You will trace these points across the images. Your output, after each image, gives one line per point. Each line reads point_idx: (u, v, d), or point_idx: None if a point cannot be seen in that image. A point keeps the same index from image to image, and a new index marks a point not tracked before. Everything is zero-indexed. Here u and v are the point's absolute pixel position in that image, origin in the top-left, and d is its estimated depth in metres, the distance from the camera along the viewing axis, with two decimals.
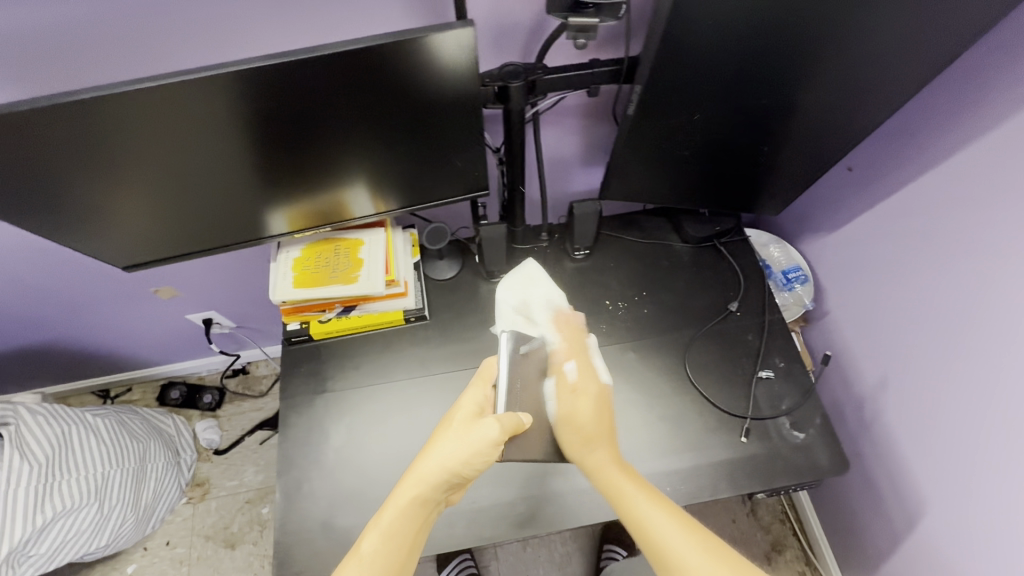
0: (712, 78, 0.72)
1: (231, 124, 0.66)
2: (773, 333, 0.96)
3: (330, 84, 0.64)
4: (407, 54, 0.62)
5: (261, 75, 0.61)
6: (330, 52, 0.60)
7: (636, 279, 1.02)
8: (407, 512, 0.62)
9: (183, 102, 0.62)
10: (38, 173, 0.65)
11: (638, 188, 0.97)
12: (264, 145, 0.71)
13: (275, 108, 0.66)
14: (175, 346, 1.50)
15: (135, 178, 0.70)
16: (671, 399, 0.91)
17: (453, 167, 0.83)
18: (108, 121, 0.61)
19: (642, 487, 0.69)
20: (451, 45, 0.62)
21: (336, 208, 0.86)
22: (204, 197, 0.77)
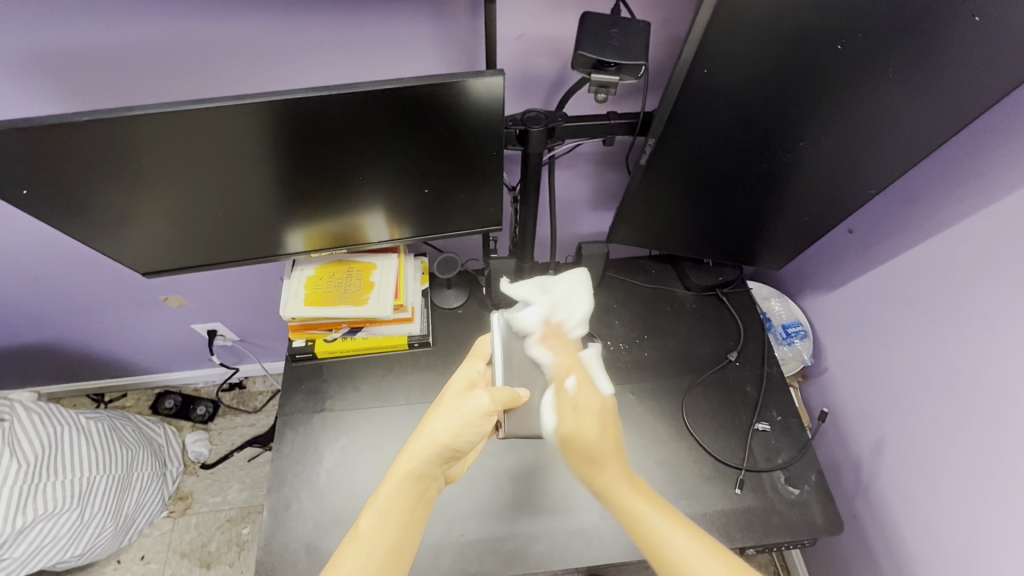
0: (721, 136, 0.76)
1: (268, 146, 0.70)
2: (771, 385, 0.97)
3: (364, 117, 0.68)
4: (440, 97, 0.67)
5: (302, 103, 0.65)
6: (369, 89, 0.64)
7: (638, 322, 1.04)
8: (401, 487, 0.61)
9: (227, 123, 0.66)
10: (79, 175, 0.68)
11: (646, 234, 1.00)
12: (296, 168, 0.74)
13: (311, 135, 0.69)
14: (175, 355, 1.50)
15: (171, 190, 0.74)
16: (666, 444, 0.91)
17: (469, 201, 0.86)
18: (155, 135, 0.65)
19: (659, 505, 0.63)
20: (483, 89, 0.66)
21: (354, 232, 0.89)
22: (231, 211, 0.80)
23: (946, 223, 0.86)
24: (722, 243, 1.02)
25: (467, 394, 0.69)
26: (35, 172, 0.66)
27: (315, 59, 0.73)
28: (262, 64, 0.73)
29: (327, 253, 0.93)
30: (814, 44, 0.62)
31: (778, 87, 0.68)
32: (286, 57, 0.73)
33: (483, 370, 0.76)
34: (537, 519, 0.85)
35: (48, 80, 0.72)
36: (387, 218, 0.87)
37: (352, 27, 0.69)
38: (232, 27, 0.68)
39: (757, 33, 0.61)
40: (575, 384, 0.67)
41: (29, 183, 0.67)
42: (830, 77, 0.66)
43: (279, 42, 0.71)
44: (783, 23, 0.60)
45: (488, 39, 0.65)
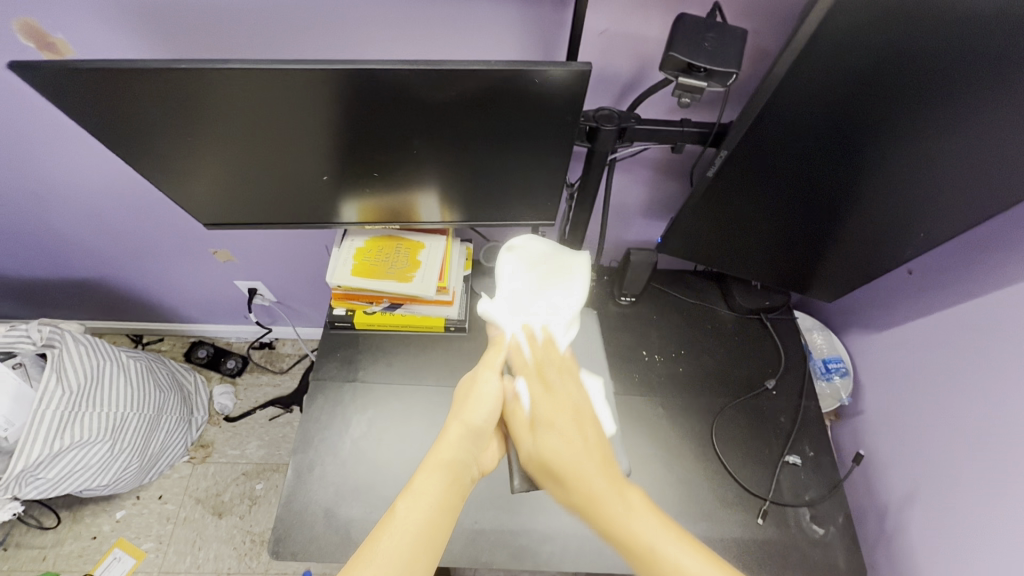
0: (798, 156, 0.73)
1: (341, 114, 0.70)
2: (807, 419, 0.93)
3: (442, 96, 0.68)
4: (517, 85, 0.66)
5: (381, 75, 0.65)
6: (450, 68, 0.64)
7: (676, 336, 1.02)
8: (436, 479, 0.60)
9: (307, 86, 0.66)
10: (161, 121, 0.71)
11: (697, 247, 0.98)
12: (364, 139, 0.75)
13: (384, 105, 0.69)
14: (214, 308, 1.55)
15: (244, 145, 0.75)
16: (691, 464, 0.89)
17: (525, 193, 0.86)
18: (242, 89, 0.66)
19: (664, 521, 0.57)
20: (567, 81, 0.65)
21: (407, 209, 0.90)
22: (294, 174, 0.82)
23: (1017, 275, 0.81)
24: (772, 268, 0.99)
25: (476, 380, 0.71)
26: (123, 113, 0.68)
27: (396, 33, 0.74)
28: (345, 33, 0.74)
29: (376, 227, 0.94)
30: (928, 72, 0.58)
31: (874, 114, 0.64)
32: (369, 28, 0.73)
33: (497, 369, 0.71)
34: (551, 518, 0.85)
35: (142, 30, 0.74)
36: (439, 200, 0.88)
37: (437, 5, 0.70)
38: None
39: (854, 56, 0.58)
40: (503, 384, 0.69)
41: (115, 121, 0.70)
42: (932, 110, 0.62)
43: (361, 11, 0.71)
44: (899, 46, 0.56)
45: (574, 31, 0.64)
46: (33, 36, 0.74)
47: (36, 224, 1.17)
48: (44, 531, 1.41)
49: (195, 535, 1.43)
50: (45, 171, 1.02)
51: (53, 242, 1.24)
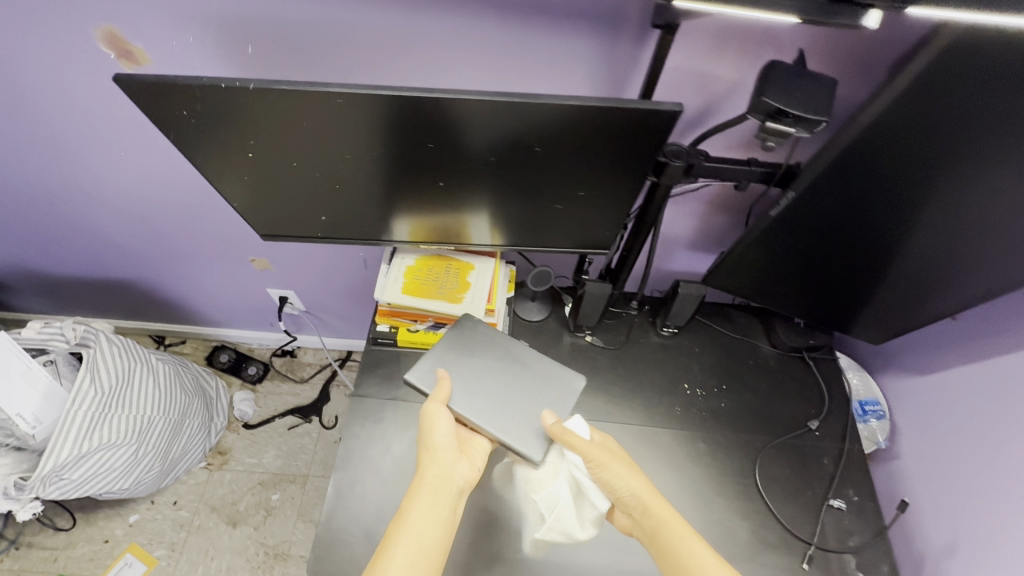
0: (858, 201, 0.73)
1: (412, 140, 0.70)
2: (850, 462, 0.92)
3: (520, 128, 0.67)
4: (597, 120, 0.64)
5: (460, 105, 0.64)
6: (532, 101, 0.62)
7: (717, 370, 1.01)
8: (425, 512, 0.71)
9: (382, 111, 0.65)
10: (231, 142, 0.70)
11: (744, 283, 0.98)
12: (425, 166, 0.75)
13: (456, 133, 0.69)
14: (241, 314, 1.55)
15: (307, 166, 0.75)
16: (732, 503, 0.88)
17: (578, 221, 0.85)
18: (313, 115, 0.65)
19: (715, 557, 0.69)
20: (655, 120, 0.64)
21: (457, 229, 0.90)
22: (352, 193, 0.81)
23: None
24: (818, 305, 0.98)
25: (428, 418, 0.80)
26: (197, 134, 0.67)
27: (468, 61, 0.75)
28: (418, 57, 0.75)
29: (424, 247, 0.94)
30: (1003, 137, 0.58)
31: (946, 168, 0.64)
32: (442, 53, 0.74)
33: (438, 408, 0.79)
34: (591, 551, 0.83)
35: (217, 44, 0.75)
36: (490, 223, 0.88)
37: (514, 36, 0.71)
38: (407, 19, 0.70)
39: (943, 101, 0.58)
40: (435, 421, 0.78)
41: None
42: (1002, 169, 0.62)
43: (436, 39, 0.73)
44: (980, 105, 0.56)
45: (653, 68, 0.64)
46: (115, 45, 0.76)
47: (79, 224, 1.18)
48: (56, 532, 1.39)
49: (208, 544, 1.41)
50: (97, 173, 1.02)
51: (93, 242, 1.25)
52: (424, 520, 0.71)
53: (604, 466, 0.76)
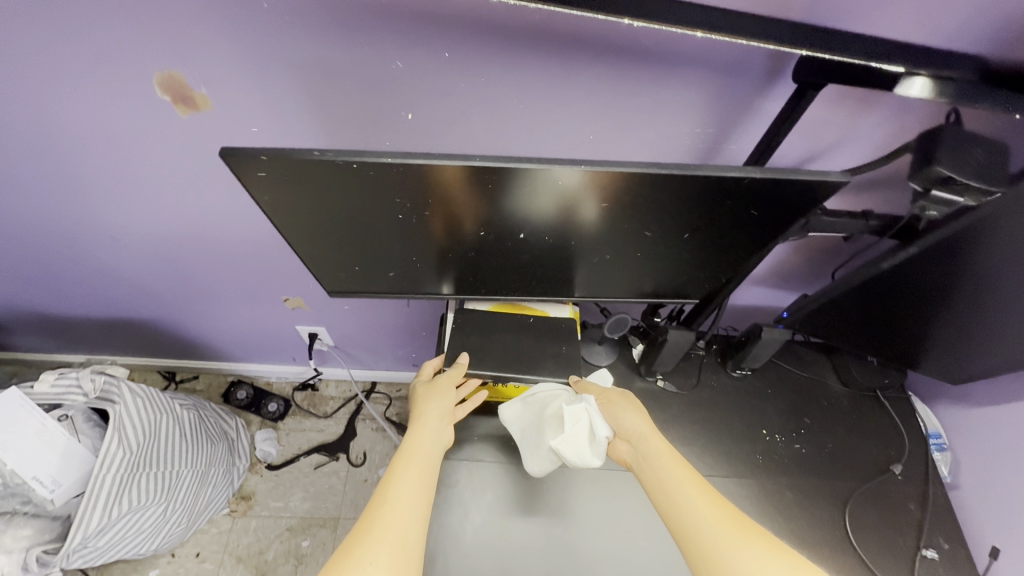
0: (987, 264, 0.69)
1: (520, 204, 0.63)
2: (937, 509, 0.90)
3: (648, 194, 0.61)
4: (720, 186, 0.59)
5: (561, 176, 0.57)
6: (651, 169, 0.56)
7: (794, 413, 0.98)
8: (425, 463, 0.70)
9: (495, 178, 0.58)
10: (305, 207, 0.63)
11: (827, 326, 0.95)
12: (495, 232, 0.69)
13: (567, 199, 0.62)
14: (263, 350, 1.46)
15: (393, 226, 0.68)
16: (827, 558, 0.84)
17: (668, 275, 0.80)
18: (416, 182, 0.59)
19: (699, 483, 0.65)
20: (803, 187, 0.59)
21: (527, 285, 0.83)
22: (422, 253, 0.74)
23: None
24: (909, 359, 0.94)
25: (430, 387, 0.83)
26: (275, 194, 0.60)
27: (565, 109, 0.69)
28: (506, 105, 0.69)
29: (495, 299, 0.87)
30: None
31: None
32: (536, 100, 0.68)
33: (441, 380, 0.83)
34: None
35: (287, 87, 0.68)
36: (567, 278, 0.81)
37: (623, 84, 0.66)
38: (502, 67, 0.64)
39: None
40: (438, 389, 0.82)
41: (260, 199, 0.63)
42: None
43: (534, 87, 0.67)
44: None
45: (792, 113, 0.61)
46: (174, 89, 0.69)
47: (97, 266, 1.08)
48: None
49: None
50: (125, 217, 0.93)
51: (110, 283, 1.15)
52: (415, 464, 0.70)
53: (613, 398, 0.81)
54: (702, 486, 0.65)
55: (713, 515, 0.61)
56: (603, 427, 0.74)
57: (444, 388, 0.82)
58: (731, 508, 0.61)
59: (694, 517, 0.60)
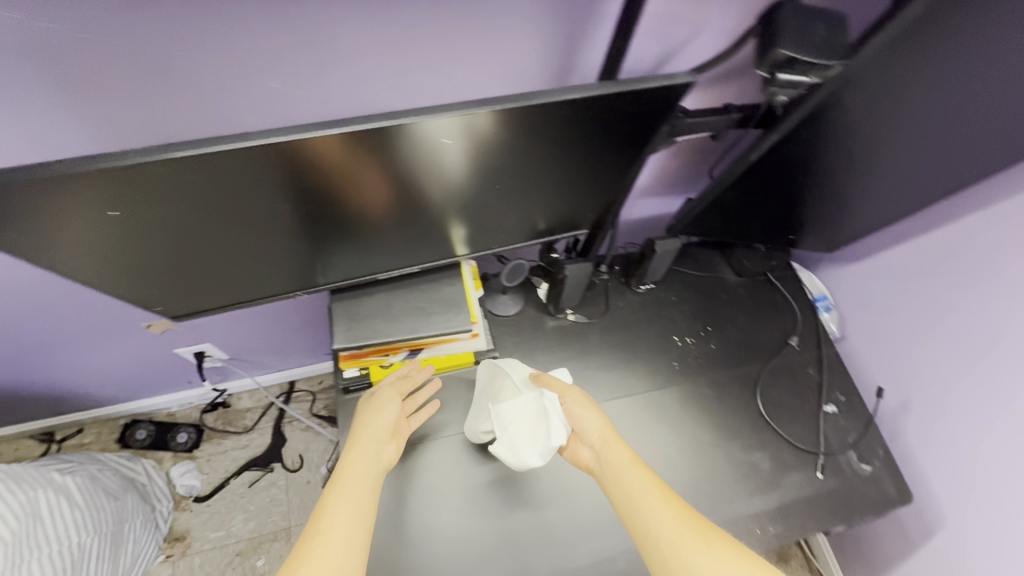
0: (835, 130, 0.70)
1: (365, 171, 0.58)
2: (831, 367, 0.99)
3: (492, 135, 0.57)
4: (565, 113, 0.56)
5: (395, 133, 0.53)
6: (483, 106, 0.53)
7: (699, 313, 1.01)
8: (363, 487, 0.64)
9: (326, 149, 0.53)
10: (109, 225, 0.54)
11: (713, 225, 0.96)
12: (346, 211, 0.64)
13: (413, 156, 0.58)
14: (148, 383, 1.29)
15: (232, 225, 0.60)
16: (746, 438, 0.91)
17: (548, 214, 0.77)
18: (236, 169, 0.52)
19: (659, 485, 0.66)
20: (646, 102, 0.58)
21: (408, 257, 0.77)
22: (274, 251, 0.67)
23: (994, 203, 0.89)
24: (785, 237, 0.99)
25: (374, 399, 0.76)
26: (64, 217, 0.50)
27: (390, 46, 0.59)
28: None
29: (373, 279, 0.78)
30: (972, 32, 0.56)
31: (935, 74, 0.61)
32: None
33: (385, 391, 0.77)
34: None
35: None
36: (442, 237, 0.75)
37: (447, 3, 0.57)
38: None
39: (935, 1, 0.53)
40: (383, 401, 0.75)
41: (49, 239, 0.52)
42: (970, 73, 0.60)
43: None
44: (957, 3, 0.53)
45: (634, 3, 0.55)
46: None
47: None
48: None
49: None
50: None
51: None
52: (355, 491, 0.63)
53: (574, 396, 0.77)
54: (662, 488, 0.66)
55: (674, 519, 0.62)
56: (556, 432, 0.73)
57: (388, 398, 0.76)
58: (690, 509, 0.63)
59: (657, 524, 0.62)
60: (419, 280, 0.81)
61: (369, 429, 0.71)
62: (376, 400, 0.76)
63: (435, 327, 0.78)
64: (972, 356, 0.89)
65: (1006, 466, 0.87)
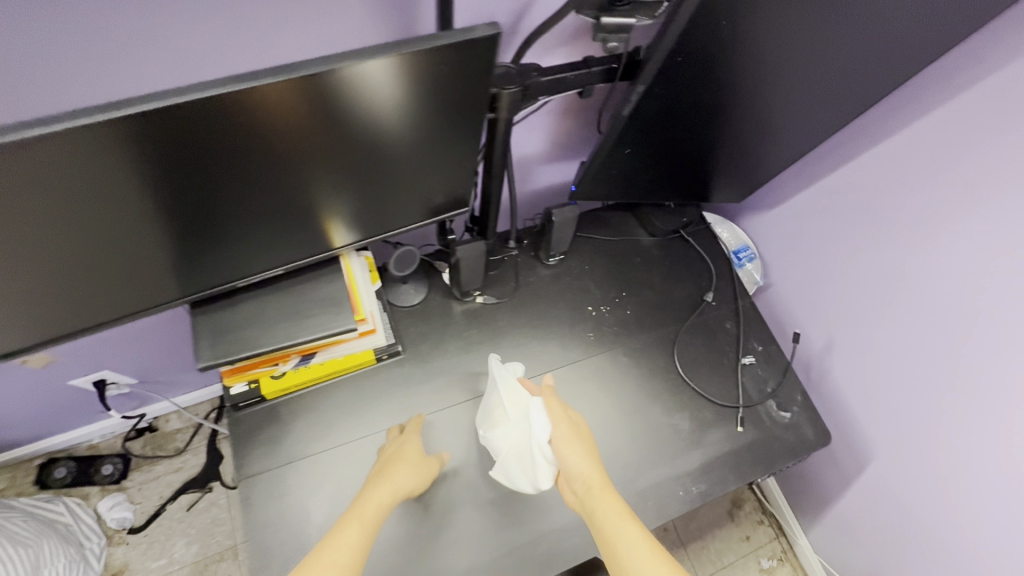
0: (701, 76, 0.66)
1: (197, 157, 0.52)
2: (748, 318, 0.98)
3: (328, 104, 0.53)
4: (396, 73, 0.52)
5: (271, 93, 0.49)
6: (313, 67, 0.48)
7: (613, 279, 0.99)
8: (358, 545, 0.62)
9: (144, 134, 0.47)
10: None
11: (612, 188, 0.92)
12: (236, 194, 0.59)
13: (251, 135, 0.52)
14: (54, 418, 1.20)
15: (52, 236, 0.52)
16: (666, 401, 0.90)
17: (417, 193, 0.72)
18: (34, 166, 0.45)
19: (651, 539, 0.63)
20: (474, 56, 0.54)
21: (273, 257, 0.71)
22: (116, 263, 0.59)
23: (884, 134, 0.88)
24: (690, 189, 0.96)
25: (405, 453, 0.74)
26: None
27: None
28: None
29: (233, 286, 0.71)
30: None
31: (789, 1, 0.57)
32: None
33: (407, 445, 0.76)
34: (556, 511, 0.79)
35: None
36: (319, 224, 0.69)
37: None
38: None
39: None
40: (412, 459, 0.74)
41: None
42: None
43: None
44: None
45: None
46: None
47: None
48: None
49: None
50: None
51: None
52: (350, 551, 0.61)
53: (565, 438, 0.72)
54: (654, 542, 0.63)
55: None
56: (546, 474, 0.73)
57: (417, 458, 0.74)
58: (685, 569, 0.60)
59: None
60: (293, 282, 0.75)
61: (389, 485, 0.69)
62: (404, 455, 0.74)
63: (317, 330, 0.73)
64: (878, 288, 0.90)
65: (918, 390, 0.89)
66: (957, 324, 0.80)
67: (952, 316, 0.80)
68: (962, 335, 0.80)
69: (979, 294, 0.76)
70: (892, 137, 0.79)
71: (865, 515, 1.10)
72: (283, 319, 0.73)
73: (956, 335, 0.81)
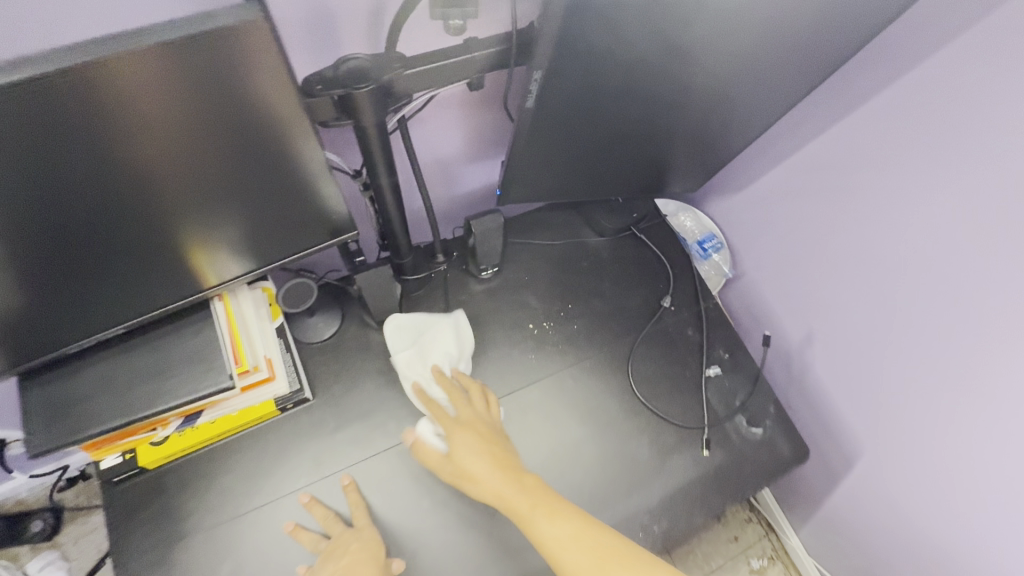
0: (614, 57, 0.53)
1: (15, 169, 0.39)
2: (711, 322, 0.87)
3: (166, 97, 0.40)
4: (176, 69, 0.38)
5: (128, 67, 0.37)
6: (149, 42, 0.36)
7: (557, 289, 0.87)
8: None
9: None
10: None
11: (543, 188, 0.79)
12: (107, 207, 0.46)
13: (80, 136, 0.39)
14: None
15: None
16: (620, 427, 0.79)
17: (279, 219, 0.58)
18: None
19: (553, 509, 0.60)
20: (259, 49, 0.39)
21: (115, 310, 0.57)
22: None
23: None
24: (637, 181, 0.84)
25: (360, 540, 0.65)
26: None
27: None
28: None
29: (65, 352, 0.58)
30: None
31: None
32: None
33: (361, 529, 0.66)
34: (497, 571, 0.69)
35: None
36: (185, 254, 0.56)
37: None
38: None
39: None
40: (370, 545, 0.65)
41: None
42: None
43: None
44: None
45: None
46: None
47: None
48: None
49: None
50: None
51: None
52: None
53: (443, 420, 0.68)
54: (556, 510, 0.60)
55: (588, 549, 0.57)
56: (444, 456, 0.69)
57: (374, 541, 0.65)
58: (600, 538, 0.57)
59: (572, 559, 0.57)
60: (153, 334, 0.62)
61: None
62: (358, 544, 0.64)
63: (184, 395, 0.61)
64: (864, 280, 0.75)
65: (910, 403, 0.74)
66: (956, 323, 0.65)
67: (950, 314, 0.65)
68: (959, 336, 0.65)
69: (983, 285, 0.60)
70: (857, 108, 0.67)
71: (845, 533, 0.98)
72: (138, 388, 0.60)
73: (956, 339, 0.65)
